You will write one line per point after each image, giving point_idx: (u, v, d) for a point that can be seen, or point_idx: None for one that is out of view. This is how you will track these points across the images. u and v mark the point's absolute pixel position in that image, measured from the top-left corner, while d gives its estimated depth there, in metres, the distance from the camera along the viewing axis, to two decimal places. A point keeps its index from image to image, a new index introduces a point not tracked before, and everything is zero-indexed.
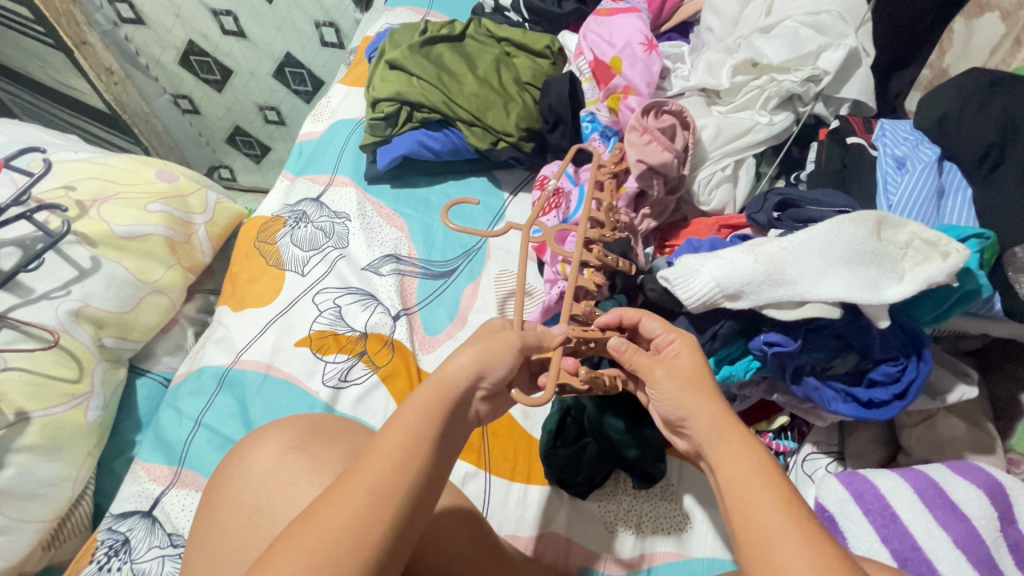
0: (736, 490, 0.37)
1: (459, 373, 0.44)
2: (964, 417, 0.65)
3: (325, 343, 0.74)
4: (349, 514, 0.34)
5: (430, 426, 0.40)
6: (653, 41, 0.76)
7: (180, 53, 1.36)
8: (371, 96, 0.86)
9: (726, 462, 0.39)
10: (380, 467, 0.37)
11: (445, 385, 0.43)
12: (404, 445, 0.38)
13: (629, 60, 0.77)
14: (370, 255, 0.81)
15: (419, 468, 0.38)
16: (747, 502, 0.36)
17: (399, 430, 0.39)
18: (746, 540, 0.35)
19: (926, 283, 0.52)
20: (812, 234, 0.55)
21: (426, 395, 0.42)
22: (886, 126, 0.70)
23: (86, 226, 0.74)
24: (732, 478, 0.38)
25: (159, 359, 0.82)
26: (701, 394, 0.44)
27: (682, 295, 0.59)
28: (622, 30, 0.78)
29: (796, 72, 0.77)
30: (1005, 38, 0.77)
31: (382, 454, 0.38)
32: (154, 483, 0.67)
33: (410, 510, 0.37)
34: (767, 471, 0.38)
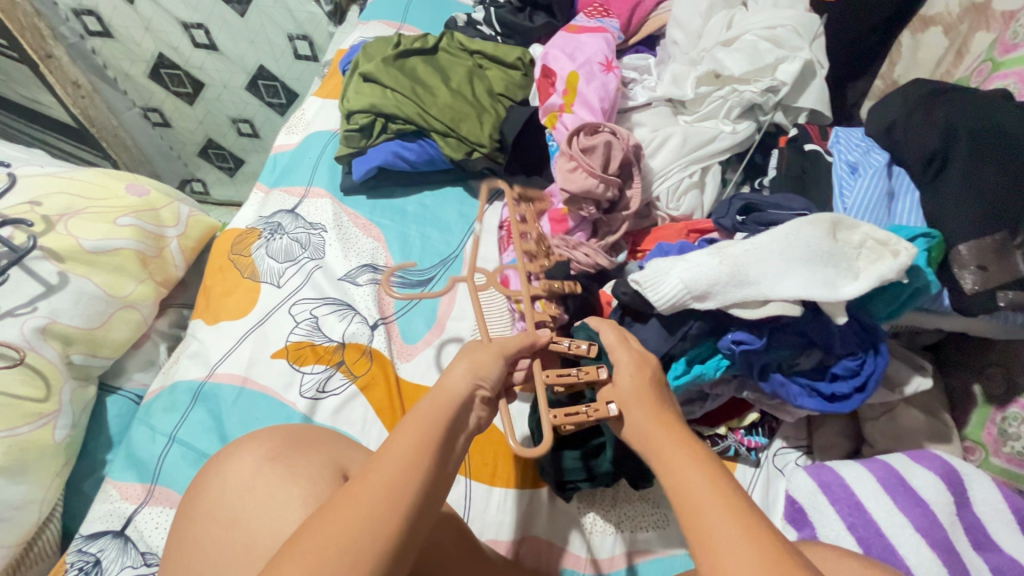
0: (675, 479, 0.40)
1: (457, 383, 0.46)
2: (923, 409, 0.69)
3: (302, 354, 0.73)
4: (373, 502, 0.36)
5: (436, 427, 0.42)
6: (609, 61, 0.79)
7: (150, 66, 1.34)
8: (345, 108, 0.87)
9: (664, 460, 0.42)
10: (390, 462, 0.39)
11: (445, 397, 0.45)
12: (416, 448, 0.40)
13: (586, 76, 0.79)
14: (347, 265, 0.82)
15: (430, 465, 0.40)
16: (686, 489, 0.38)
17: (408, 433, 0.41)
18: (694, 535, 0.36)
19: (879, 280, 0.55)
20: (778, 238, 0.58)
21: (430, 403, 0.44)
22: (840, 134, 0.74)
23: (54, 241, 0.73)
24: (672, 465, 0.41)
25: (130, 376, 0.80)
26: (649, 410, 0.46)
27: (652, 298, 0.61)
28: (584, 48, 0.82)
29: (755, 83, 0.81)
30: (948, 50, 0.85)
31: (390, 460, 0.39)
32: (126, 501, 0.65)
33: (423, 502, 0.38)
34: (717, 478, 0.38)
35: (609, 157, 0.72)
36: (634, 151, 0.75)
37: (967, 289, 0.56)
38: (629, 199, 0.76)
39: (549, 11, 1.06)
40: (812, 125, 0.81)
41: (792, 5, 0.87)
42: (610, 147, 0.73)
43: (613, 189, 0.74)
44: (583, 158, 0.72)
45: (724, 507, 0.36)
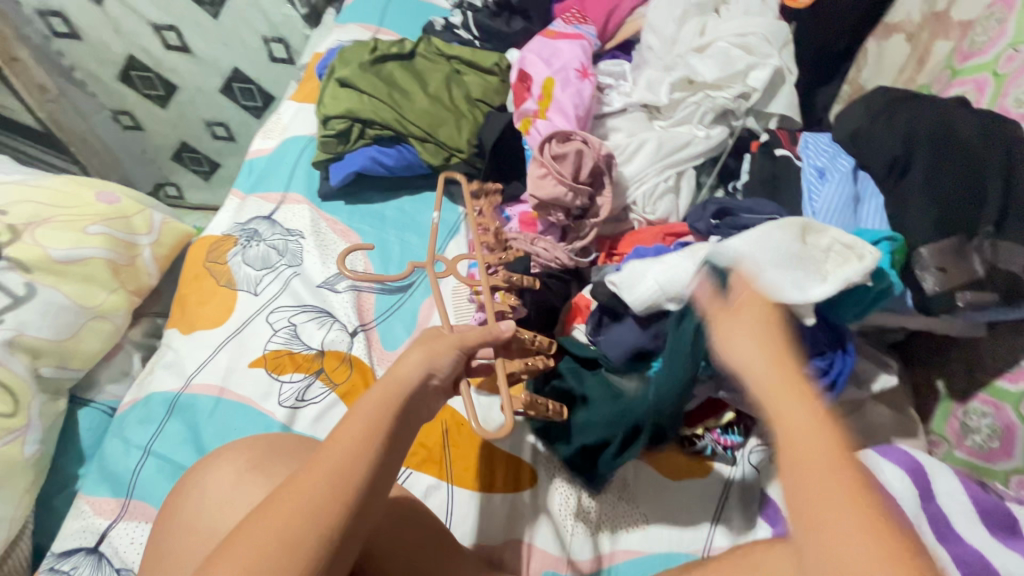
0: (791, 441, 0.31)
1: (411, 372, 0.45)
2: (891, 405, 0.72)
3: (280, 362, 0.73)
4: (312, 495, 0.36)
5: (385, 416, 0.41)
6: (584, 68, 0.80)
7: (120, 68, 1.31)
8: (321, 113, 0.86)
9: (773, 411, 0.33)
10: (335, 454, 0.38)
11: (398, 382, 0.44)
12: (360, 437, 0.39)
13: (561, 83, 0.80)
14: (325, 272, 0.81)
15: (373, 458, 0.39)
16: (800, 458, 0.30)
17: (354, 422, 0.40)
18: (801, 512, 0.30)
19: (845, 282, 0.56)
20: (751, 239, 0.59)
21: (378, 390, 0.43)
22: (808, 139, 0.76)
23: (20, 252, 0.71)
24: (794, 429, 0.31)
25: (103, 388, 0.79)
26: (766, 339, 0.35)
27: (627, 297, 0.62)
28: (560, 55, 0.82)
29: (728, 89, 0.83)
30: (909, 58, 0.90)
31: (332, 452, 0.39)
32: (100, 517, 0.64)
33: (366, 494, 0.38)
34: (844, 462, 0.29)
35: (578, 165, 0.73)
36: (606, 160, 0.76)
37: (928, 291, 0.59)
38: (599, 207, 0.77)
39: (526, 16, 1.08)
40: (782, 130, 0.83)
41: (762, 13, 0.89)
42: (580, 155, 0.74)
43: (582, 196, 0.74)
44: (553, 165, 0.74)
45: (841, 496, 0.29)
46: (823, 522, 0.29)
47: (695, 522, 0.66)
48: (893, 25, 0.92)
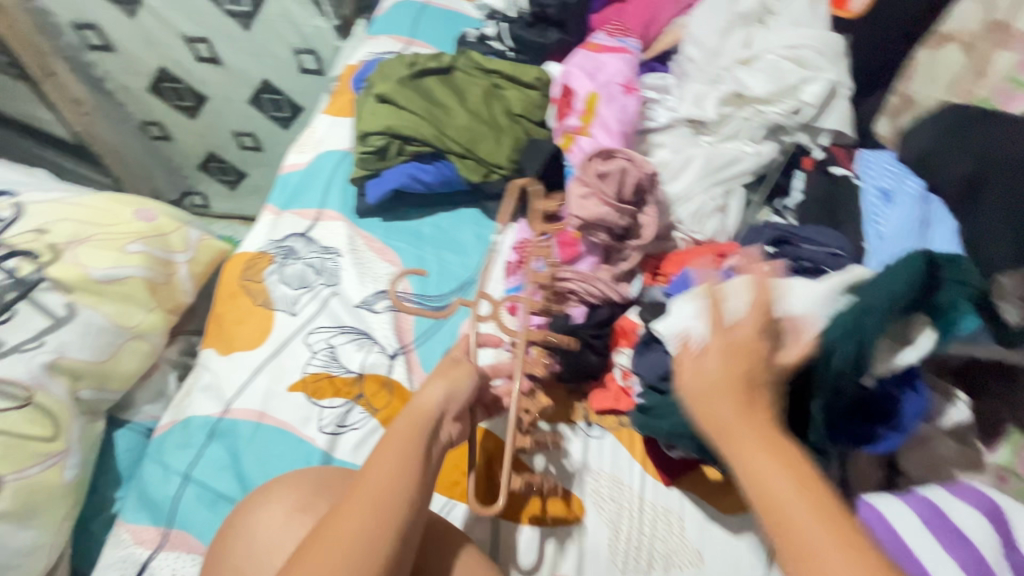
0: (759, 482, 0.40)
1: (430, 403, 0.48)
2: (955, 437, 0.69)
3: (320, 387, 0.71)
4: (357, 526, 0.40)
5: (411, 447, 0.45)
6: (630, 83, 0.78)
7: (150, 80, 1.32)
8: (359, 129, 0.84)
9: (747, 459, 0.41)
10: (370, 487, 0.42)
11: (418, 414, 0.47)
12: (391, 474, 0.43)
13: (605, 98, 0.78)
14: (363, 292, 0.79)
15: (409, 487, 0.43)
16: (772, 493, 0.39)
17: (388, 457, 0.44)
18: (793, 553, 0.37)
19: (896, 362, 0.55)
20: (802, 299, 0.58)
21: (405, 423, 0.47)
22: (869, 158, 0.73)
23: (61, 271, 0.70)
24: (768, 484, 0.39)
25: (139, 409, 0.78)
26: (734, 395, 0.44)
27: (669, 343, 0.63)
28: (605, 68, 0.80)
29: (779, 105, 0.80)
30: (967, 68, 0.86)
31: (368, 487, 0.42)
32: (140, 547, 0.63)
33: (406, 520, 0.41)
34: (806, 500, 0.38)
35: (622, 184, 0.71)
36: (650, 178, 0.73)
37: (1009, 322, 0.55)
38: (643, 227, 0.74)
39: (562, 27, 1.05)
40: (838, 149, 0.80)
41: (812, 24, 0.86)
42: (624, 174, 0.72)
43: (626, 216, 0.72)
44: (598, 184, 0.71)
45: (809, 509, 0.37)
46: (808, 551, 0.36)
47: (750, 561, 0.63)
48: (949, 34, 0.88)
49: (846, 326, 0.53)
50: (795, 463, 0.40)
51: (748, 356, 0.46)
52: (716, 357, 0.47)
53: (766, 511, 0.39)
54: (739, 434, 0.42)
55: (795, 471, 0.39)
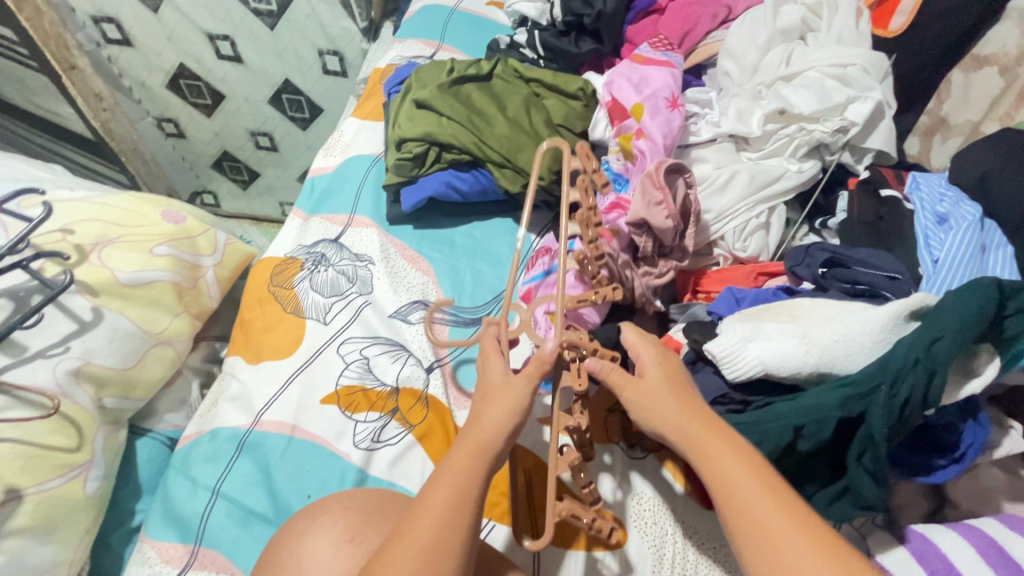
0: (717, 475, 0.44)
1: (490, 431, 0.46)
2: (1002, 466, 0.68)
3: (354, 400, 0.68)
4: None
5: (466, 483, 0.42)
6: (676, 98, 0.76)
7: (168, 76, 1.29)
8: (395, 135, 0.83)
9: (709, 454, 0.45)
10: (420, 534, 0.39)
11: (474, 448, 0.44)
12: (449, 505, 0.41)
13: (651, 110, 0.76)
14: (397, 302, 0.77)
15: (461, 531, 0.40)
16: (727, 479, 0.43)
17: (439, 493, 0.41)
18: (752, 535, 0.41)
19: (964, 393, 0.54)
20: (870, 328, 0.56)
21: (465, 444, 0.45)
22: (919, 179, 0.72)
23: (87, 274, 0.67)
24: (722, 474, 0.44)
25: (161, 418, 0.75)
26: (676, 401, 0.50)
27: (727, 371, 0.60)
28: (651, 81, 0.78)
29: (825, 123, 0.79)
30: (1005, 92, 0.86)
31: (426, 517, 0.40)
32: (168, 565, 0.60)
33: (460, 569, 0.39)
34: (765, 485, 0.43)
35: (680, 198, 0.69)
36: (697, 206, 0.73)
37: None
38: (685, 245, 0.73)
39: (596, 36, 1.03)
40: (881, 167, 0.79)
41: (855, 43, 0.85)
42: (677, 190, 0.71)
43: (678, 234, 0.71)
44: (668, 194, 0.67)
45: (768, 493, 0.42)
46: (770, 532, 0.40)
47: None
48: (984, 57, 0.88)
49: (917, 356, 0.51)
50: (752, 457, 0.45)
51: (671, 373, 0.53)
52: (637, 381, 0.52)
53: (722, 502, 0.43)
54: (700, 431, 0.47)
55: (749, 460, 0.44)
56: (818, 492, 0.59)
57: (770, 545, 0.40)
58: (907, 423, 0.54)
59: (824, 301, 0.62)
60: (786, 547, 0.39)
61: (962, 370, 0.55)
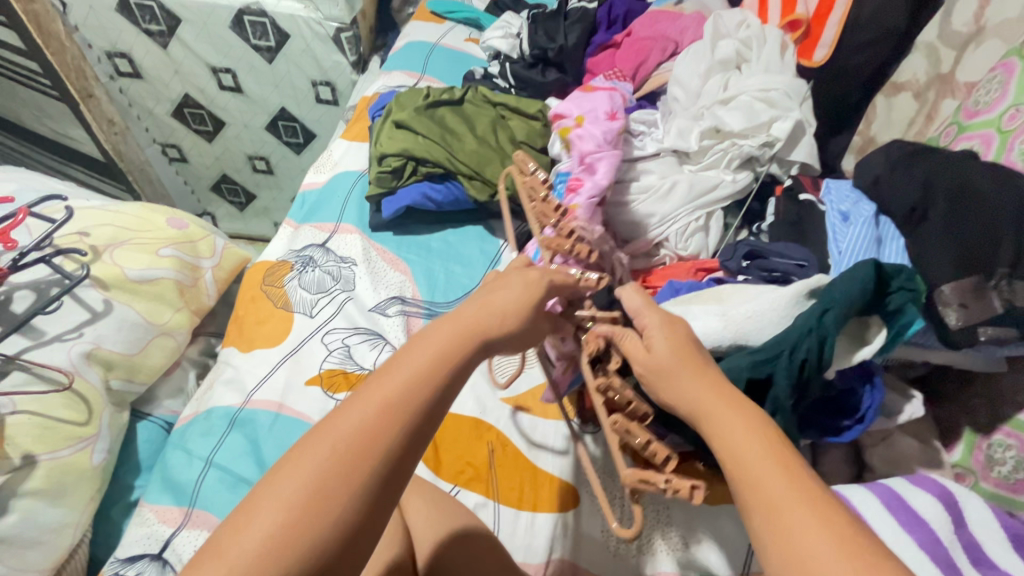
0: (729, 446, 0.42)
1: (485, 319, 0.46)
2: (916, 436, 0.76)
3: (335, 381, 0.77)
4: (364, 419, 0.37)
5: (445, 359, 0.42)
6: (612, 111, 0.86)
7: (174, 105, 1.42)
8: (377, 151, 0.93)
9: (719, 423, 0.44)
10: (391, 385, 0.39)
11: (462, 330, 0.44)
12: (422, 374, 0.40)
13: (590, 120, 0.85)
14: (377, 298, 0.86)
15: (426, 399, 0.39)
16: (737, 449, 0.41)
17: (417, 358, 0.41)
18: (760, 507, 0.38)
19: (857, 359, 0.63)
20: (777, 303, 0.65)
21: (451, 329, 0.44)
22: (830, 185, 0.83)
23: (101, 270, 0.76)
24: (734, 445, 0.42)
25: (160, 403, 0.82)
26: (691, 372, 0.48)
27: None
28: (592, 102, 0.89)
29: (753, 138, 0.90)
30: (917, 113, 0.98)
31: (390, 385, 0.39)
32: (164, 525, 0.67)
33: (412, 437, 0.38)
34: (775, 451, 0.40)
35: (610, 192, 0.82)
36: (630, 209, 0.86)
37: (951, 326, 0.64)
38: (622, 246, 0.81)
39: (561, 67, 1.17)
40: (804, 176, 0.90)
41: (781, 71, 0.97)
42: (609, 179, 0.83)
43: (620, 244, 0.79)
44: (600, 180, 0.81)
45: (778, 464, 0.40)
46: (782, 508, 0.37)
47: (736, 543, 0.66)
48: (901, 83, 1.00)
49: (811, 326, 0.60)
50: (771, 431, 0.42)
51: (688, 347, 0.50)
52: (646, 361, 0.51)
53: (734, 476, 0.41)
54: (710, 402, 0.45)
55: (763, 429, 0.42)
56: None
57: (775, 516, 0.37)
58: (809, 386, 0.62)
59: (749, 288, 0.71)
60: (792, 520, 0.37)
61: (858, 339, 0.64)
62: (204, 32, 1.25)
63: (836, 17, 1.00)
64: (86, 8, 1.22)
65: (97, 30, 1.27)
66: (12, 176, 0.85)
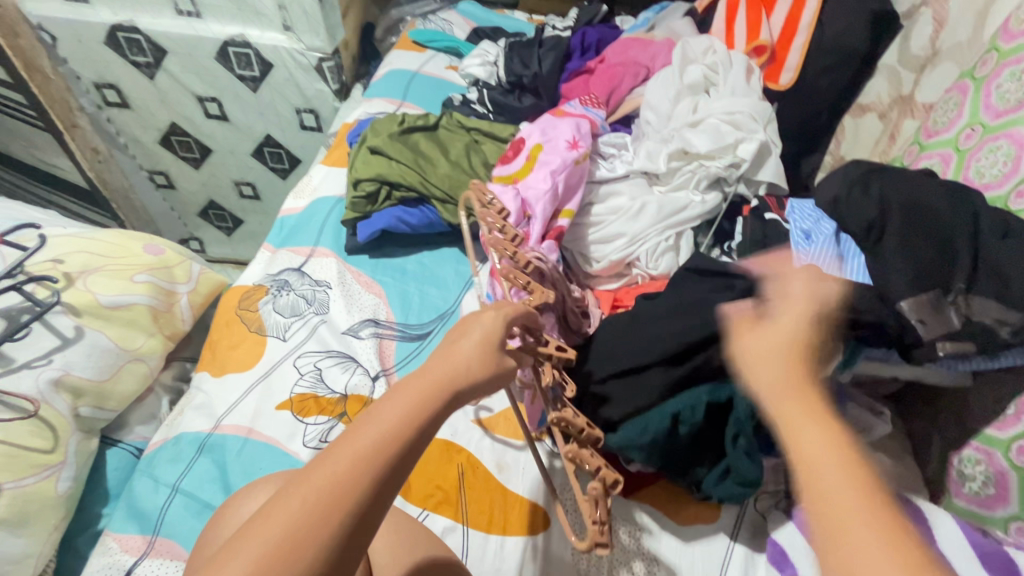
0: (806, 459, 0.37)
1: (458, 369, 0.45)
2: (888, 453, 0.75)
3: (305, 405, 0.77)
4: (331, 474, 0.37)
5: (417, 413, 0.41)
6: (573, 139, 0.88)
7: (161, 134, 1.44)
8: (352, 177, 0.96)
9: (798, 435, 0.39)
10: (363, 439, 0.39)
11: (437, 381, 0.44)
12: (392, 429, 0.40)
13: (547, 148, 0.89)
14: (350, 320, 0.87)
15: (394, 452, 0.39)
16: (817, 473, 0.36)
17: (390, 412, 0.40)
18: (829, 533, 0.34)
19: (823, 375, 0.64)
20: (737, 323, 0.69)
21: (424, 381, 0.43)
22: (795, 204, 0.85)
23: (73, 297, 0.77)
24: (814, 464, 0.37)
25: (131, 429, 0.82)
26: (789, 367, 0.42)
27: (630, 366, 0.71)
28: (555, 130, 0.92)
29: (719, 160, 0.92)
30: (883, 133, 1.00)
31: (363, 437, 0.39)
32: (127, 554, 0.66)
33: (375, 495, 0.37)
34: (856, 479, 0.35)
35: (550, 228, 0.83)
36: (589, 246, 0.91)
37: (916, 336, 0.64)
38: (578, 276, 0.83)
39: (536, 93, 1.21)
40: (770, 196, 0.92)
41: (747, 95, 1.00)
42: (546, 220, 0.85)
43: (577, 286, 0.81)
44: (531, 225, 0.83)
45: (858, 496, 0.34)
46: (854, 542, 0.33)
47: (707, 565, 0.67)
48: (866, 104, 1.03)
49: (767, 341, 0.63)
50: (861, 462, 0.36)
51: (794, 348, 0.44)
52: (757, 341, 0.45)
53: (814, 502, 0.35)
54: (791, 403, 0.40)
55: (846, 450, 0.37)
56: (708, 472, 0.67)
57: (840, 546, 0.33)
58: None
59: (696, 306, 0.68)
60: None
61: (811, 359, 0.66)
62: (189, 62, 1.28)
63: (801, 43, 1.03)
64: (74, 41, 1.26)
65: (86, 62, 1.30)
66: None
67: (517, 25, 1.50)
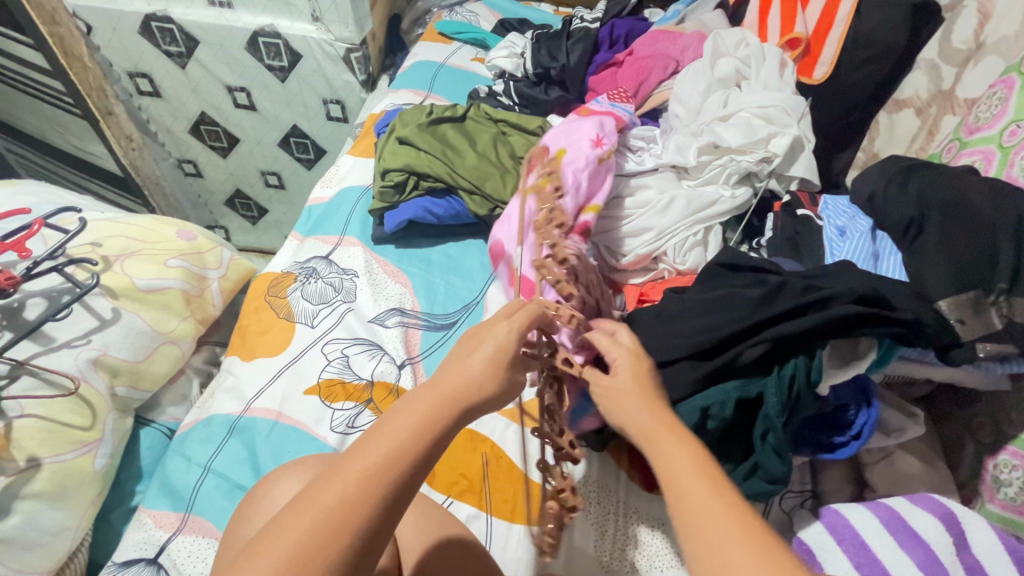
0: (667, 469, 0.43)
1: (468, 381, 0.45)
2: (919, 456, 0.73)
3: (333, 391, 0.78)
4: (344, 487, 0.38)
5: (428, 429, 0.42)
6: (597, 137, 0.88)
7: (191, 123, 1.47)
8: (380, 167, 0.96)
9: (659, 450, 0.45)
10: (373, 455, 0.39)
11: (450, 394, 0.44)
12: (401, 444, 0.40)
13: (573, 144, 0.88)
14: (377, 309, 0.88)
15: (405, 469, 0.39)
16: (678, 481, 0.42)
17: (401, 427, 0.41)
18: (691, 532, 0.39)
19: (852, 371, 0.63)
20: None
21: (438, 397, 0.44)
22: (827, 202, 0.84)
23: (111, 279, 0.79)
24: (673, 474, 0.42)
25: (164, 410, 0.84)
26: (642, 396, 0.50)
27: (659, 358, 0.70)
28: (582, 125, 0.92)
29: (751, 154, 0.90)
30: (920, 129, 0.97)
31: (374, 452, 0.39)
32: (160, 530, 0.68)
33: (386, 510, 0.38)
34: (715, 485, 0.41)
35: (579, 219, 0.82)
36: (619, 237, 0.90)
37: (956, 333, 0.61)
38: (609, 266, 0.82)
39: (563, 86, 1.20)
40: (803, 192, 0.90)
41: (780, 88, 0.97)
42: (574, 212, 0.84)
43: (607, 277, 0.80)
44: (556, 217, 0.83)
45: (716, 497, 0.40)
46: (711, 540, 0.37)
47: None
48: (903, 100, 1.00)
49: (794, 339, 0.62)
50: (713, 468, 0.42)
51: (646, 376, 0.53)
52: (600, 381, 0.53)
53: (677, 512, 0.40)
54: (654, 423, 0.47)
55: (700, 457, 0.43)
56: (734, 470, 0.66)
57: (702, 541, 0.38)
58: (800, 403, 0.63)
59: (727, 300, 0.67)
60: (725, 553, 0.37)
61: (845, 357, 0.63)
62: (220, 52, 1.30)
63: (837, 33, 1.01)
64: (110, 30, 1.28)
65: (121, 51, 1.33)
66: (31, 189, 0.89)
67: (544, 18, 1.49)
